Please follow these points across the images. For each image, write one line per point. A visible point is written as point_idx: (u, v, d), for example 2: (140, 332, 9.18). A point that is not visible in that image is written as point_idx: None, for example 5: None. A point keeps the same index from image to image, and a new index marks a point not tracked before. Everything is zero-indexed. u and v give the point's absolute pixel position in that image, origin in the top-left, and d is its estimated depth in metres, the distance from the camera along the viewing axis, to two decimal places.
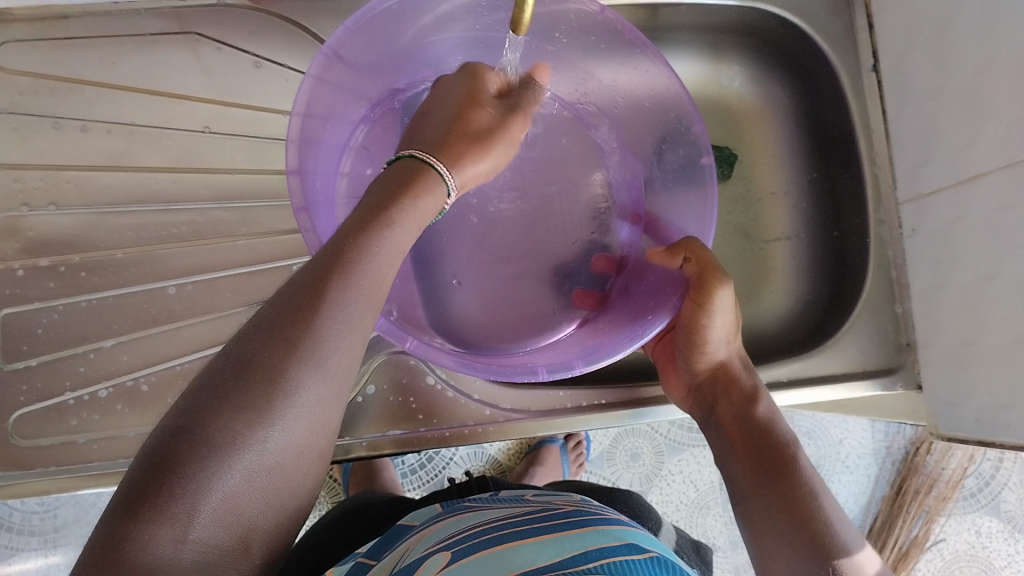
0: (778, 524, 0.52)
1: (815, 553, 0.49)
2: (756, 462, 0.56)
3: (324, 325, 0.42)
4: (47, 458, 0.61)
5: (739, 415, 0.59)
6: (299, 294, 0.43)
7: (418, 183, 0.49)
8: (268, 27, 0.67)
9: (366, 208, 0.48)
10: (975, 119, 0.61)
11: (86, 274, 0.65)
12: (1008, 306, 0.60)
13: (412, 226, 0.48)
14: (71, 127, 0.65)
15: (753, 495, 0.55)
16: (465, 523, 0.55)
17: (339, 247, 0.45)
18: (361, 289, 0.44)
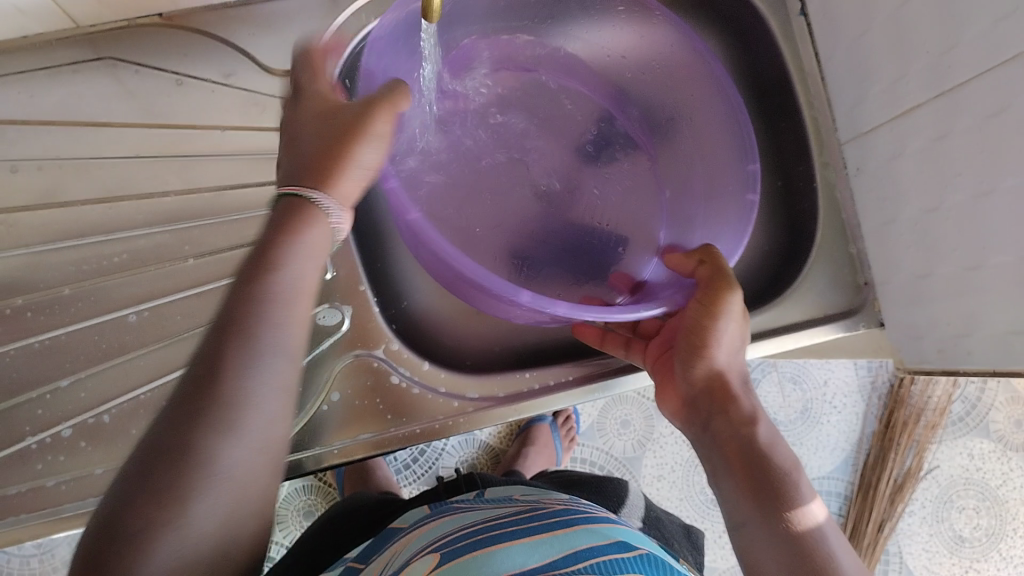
0: (772, 546, 0.48)
1: (797, 554, 0.48)
2: (748, 476, 0.52)
3: (235, 387, 0.41)
4: (13, 506, 0.58)
5: (737, 426, 0.54)
6: (199, 363, 0.42)
7: (309, 210, 0.47)
8: (181, 41, 0.67)
9: (268, 237, 0.46)
10: (901, 49, 0.60)
11: (33, 313, 0.63)
12: (956, 235, 0.60)
13: (307, 264, 0.47)
14: (1, 169, 0.64)
15: (741, 510, 0.51)
16: (453, 523, 0.56)
17: (236, 300, 0.44)
18: (268, 341, 0.43)
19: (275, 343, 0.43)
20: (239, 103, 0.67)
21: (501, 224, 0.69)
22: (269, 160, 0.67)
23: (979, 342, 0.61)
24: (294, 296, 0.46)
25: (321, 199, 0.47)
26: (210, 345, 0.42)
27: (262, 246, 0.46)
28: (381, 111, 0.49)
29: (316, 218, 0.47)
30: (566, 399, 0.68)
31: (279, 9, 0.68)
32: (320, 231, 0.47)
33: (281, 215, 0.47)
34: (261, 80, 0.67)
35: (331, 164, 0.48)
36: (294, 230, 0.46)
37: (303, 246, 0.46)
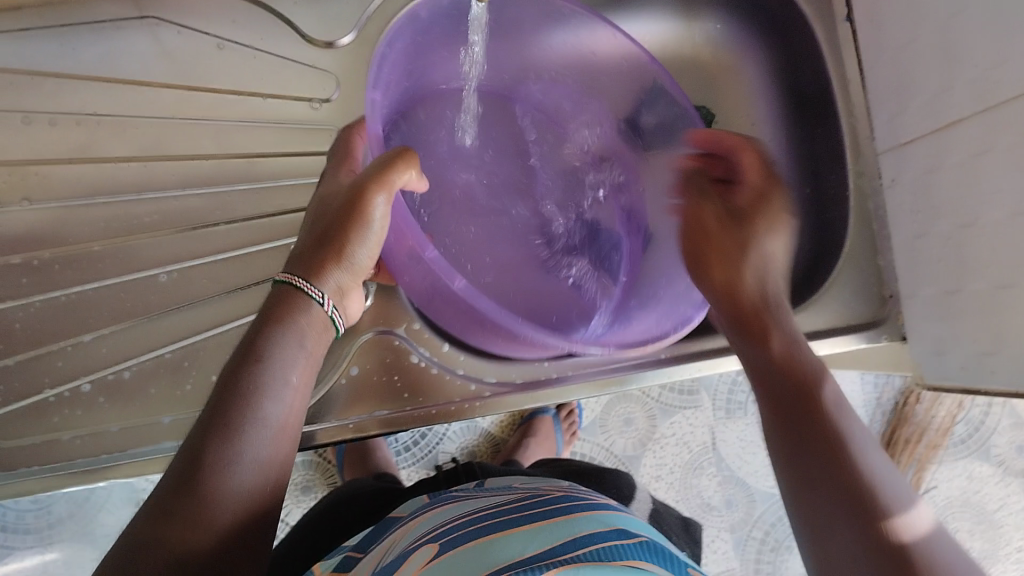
0: (847, 526, 0.44)
1: (878, 535, 0.43)
2: (821, 450, 0.48)
3: (221, 476, 0.43)
4: (29, 456, 0.59)
5: (780, 352, 0.55)
6: (191, 451, 0.44)
7: (294, 300, 0.51)
8: (223, 5, 0.66)
9: (260, 320, 0.50)
10: (948, 60, 0.60)
11: (61, 267, 0.63)
12: (989, 253, 0.59)
13: (295, 356, 0.49)
14: (40, 122, 0.64)
15: (811, 491, 0.47)
16: (453, 512, 0.55)
17: (226, 389, 0.46)
18: (257, 431, 0.45)
19: (263, 435, 0.46)
20: (277, 71, 0.67)
21: (512, 239, 0.68)
22: (305, 131, 0.67)
23: (1001, 361, 0.61)
24: (285, 387, 0.48)
25: (310, 288, 0.51)
26: (201, 430, 0.45)
27: (254, 336, 0.49)
28: (368, 195, 0.51)
29: (308, 302, 0.51)
30: (577, 392, 0.68)
31: None
32: (309, 317, 0.51)
33: (275, 299, 0.51)
34: (299, 50, 0.67)
35: (323, 249, 0.52)
36: (289, 315, 0.50)
37: (291, 334, 0.50)
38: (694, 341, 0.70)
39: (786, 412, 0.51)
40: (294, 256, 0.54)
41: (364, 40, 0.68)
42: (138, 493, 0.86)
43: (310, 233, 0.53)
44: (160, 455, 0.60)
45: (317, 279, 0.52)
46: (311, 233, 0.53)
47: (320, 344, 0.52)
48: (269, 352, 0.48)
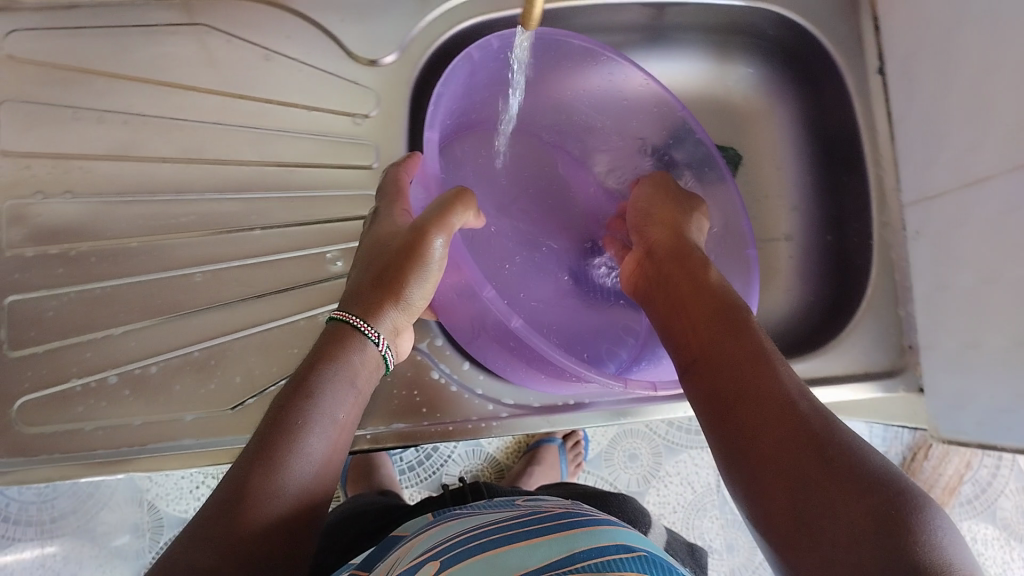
0: (804, 478, 0.40)
1: (850, 493, 0.38)
2: (769, 449, 0.42)
3: (268, 498, 0.44)
4: (49, 445, 0.62)
5: (710, 342, 0.49)
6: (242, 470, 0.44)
7: (348, 337, 0.52)
8: (272, 19, 0.68)
9: (315, 350, 0.52)
10: (980, 119, 0.61)
11: (96, 260, 0.65)
12: (1008, 310, 0.60)
13: (345, 391, 0.50)
14: (90, 118, 0.66)
15: (775, 510, 0.40)
16: (452, 530, 0.55)
17: (278, 415, 0.47)
18: (306, 461, 0.46)
19: (309, 463, 0.46)
20: (321, 85, 0.68)
21: (554, 277, 0.70)
22: (342, 144, 0.68)
23: (1017, 420, 0.60)
24: (333, 424, 0.49)
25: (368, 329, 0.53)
26: (251, 453, 0.45)
27: (307, 369, 0.50)
28: (431, 233, 0.52)
29: (363, 343, 0.52)
30: (593, 420, 0.68)
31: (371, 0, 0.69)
32: (363, 356, 0.52)
33: (331, 333, 0.52)
34: (342, 65, 0.68)
35: (379, 290, 0.53)
36: (343, 352, 0.51)
37: (344, 371, 0.51)
38: None
39: (728, 426, 0.45)
40: (349, 293, 0.55)
41: (407, 60, 0.69)
42: (142, 493, 0.87)
43: (368, 269, 0.54)
44: (179, 452, 0.62)
45: (374, 319, 0.53)
46: (369, 269, 0.54)
47: (369, 380, 0.53)
48: (321, 384, 0.49)
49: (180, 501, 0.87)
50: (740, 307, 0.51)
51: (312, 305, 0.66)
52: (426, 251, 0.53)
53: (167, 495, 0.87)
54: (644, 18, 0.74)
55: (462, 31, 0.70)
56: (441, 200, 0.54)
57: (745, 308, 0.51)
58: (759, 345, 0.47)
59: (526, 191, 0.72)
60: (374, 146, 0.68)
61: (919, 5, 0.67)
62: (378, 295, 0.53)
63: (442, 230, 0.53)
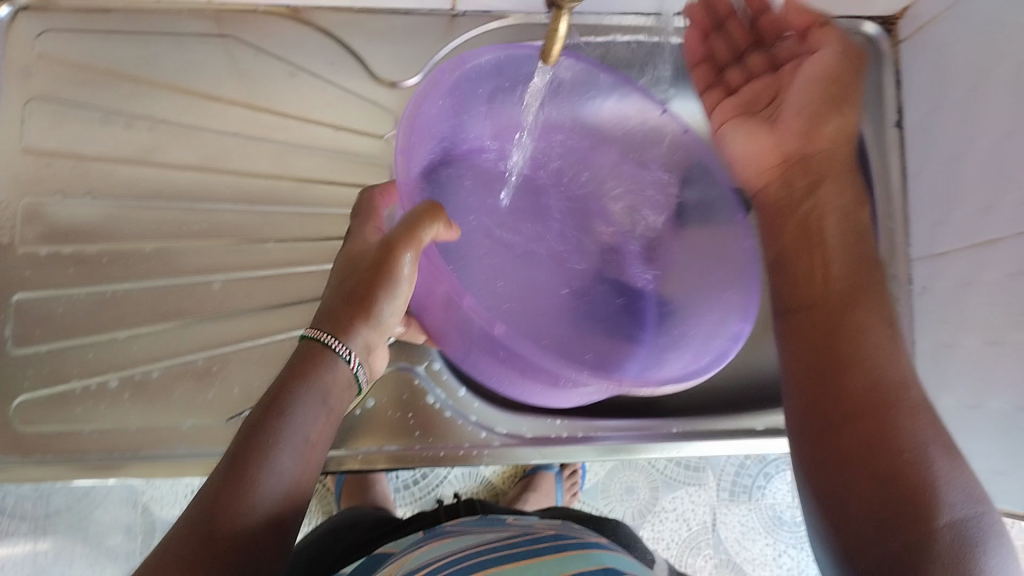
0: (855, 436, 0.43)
1: (885, 474, 0.41)
2: (840, 384, 0.45)
3: (237, 518, 0.44)
4: (43, 445, 0.62)
5: (784, 198, 0.54)
6: (211, 492, 0.45)
7: (316, 354, 0.51)
8: (300, 35, 0.69)
9: (287, 369, 0.51)
10: (995, 182, 0.61)
11: (107, 260, 0.66)
12: (1013, 373, 0.59)
13: (317, 409, 0.50)
14: (115, 123, 0.67)
15: (833, 457, 0.44)
16: (445, 548, 0.55)
17: (246, 436, 0.47)
18: (273, 482, 0.46)
19: (277, 482, 0.46)
20: (342, 104, 0.69)
21: (541, 287, 0.67)
22: (357, 163, 0.69)
23: (1015, 483, 0.60)
24: (305, 442, 0.49)
25: (339, 347, 0.51)
26: (219, 475, 0.45)
27: (278, 388, 0.49)
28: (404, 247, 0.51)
29: (335, 360, 0.51)
30: (586, 454, 0.68)
31: (397, 22, 0.70)
32: (335, 374, 0.51)
33: (298, 358, 0.51)
34: (364, 85, 0.69)
35: (350, 307, 0.52)
36: (312, 370, 0.50)
37: (317, 389, 0.50)
38: (707, 419, 0.70)
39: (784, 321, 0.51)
40: (315, 316, 0.54)
41: None
42: (137, 495, 0.87)
43: (336, 290, 0.53)
44: (170, 460, 0.62)
45: (342, 335, 0.51)
46: (337, 289, 0.53)
47: (344, 397, 0.52)
48: (290, 402, 0.48)
49: (174, 506, 0.87)
50: (819, 135, 0.54)
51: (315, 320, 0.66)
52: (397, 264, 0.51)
53: (163, 499, 0.87)
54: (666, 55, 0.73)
55: None
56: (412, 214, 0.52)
57: (820, 132, 0.54)
58: (831, 211, 0.52)
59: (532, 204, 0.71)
60: (389, 165, 0.69)
61: (942, 63, 0.67)
62: (344, 314, 0.52)
63: (415, 245, 0.51)
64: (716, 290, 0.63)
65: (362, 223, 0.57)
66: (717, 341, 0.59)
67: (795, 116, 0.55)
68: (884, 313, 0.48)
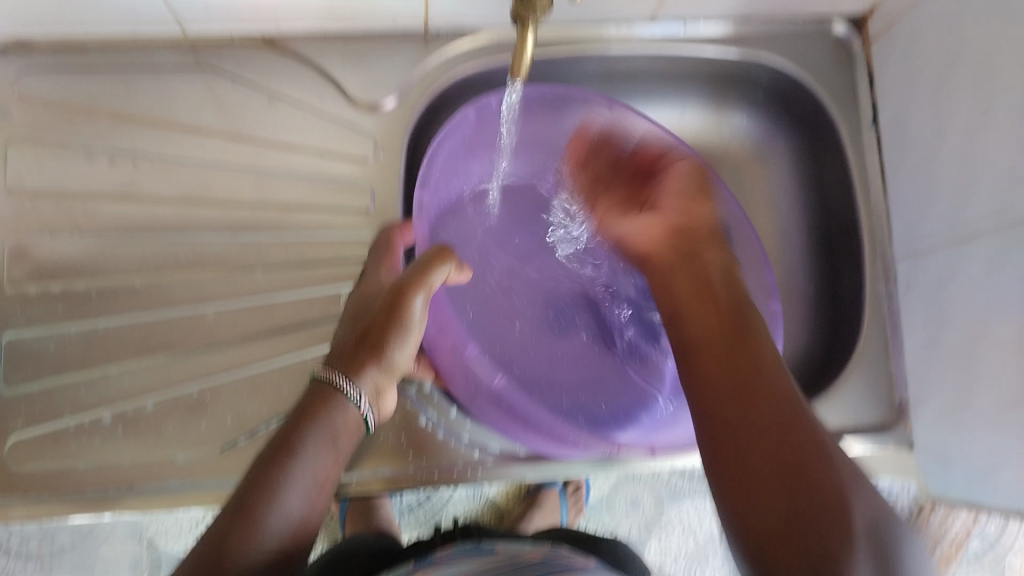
0: (747, 433, 0.45)
1: (788, 459, 0.43)
2: (741, 407, 0.46)
3: (244, 548, 0.47)
4: (38, 482, 0.62)
5: (681, 250, 0.60)
6: (225, 523, 0.48)
7: (325, 395, 0.55)
8: (279, 65, 0.70)
9: (296, 406, 0.55)
10: (969, 180, 0.62)
11: (96, 295, 0.66)
12: (997, 368, 0.60)
13: (326, 453, 0.54)
14: (101, 161, 0.68)
15: (732, 453, 0.45)
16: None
17: (257, 474, 0.51)
18: (280, 519, 0.50)
19: (283, 519, 0.50)
20: (324, 132, 0.70)
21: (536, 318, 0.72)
22: (341, 189, 0.70)
23: (1007, 479, 0.60)
24: (312, 482, 0.52)
25: (351, 389, 0.55)
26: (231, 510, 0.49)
27: (289, 431, 0.53)
28: (416, 290, 0.57)
29: (344, 402, 0.55)
30: (582, 467, 0.68)
31: (373, 48, 0.71)
32: (344, 415, 0.55)
33: (296, 405, 0.55)
34: (344, 111, 0.70)
35: (364, 348, 0.57)
36: (322, 413, 0.54)
37: (326, 431, 0.54)
38: None
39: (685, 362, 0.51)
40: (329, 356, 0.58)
41: (406, 107, 0.71)
42: (142, 530, 0.87)
43: (349, 334, 0.58)
44: (166, 494, 0.63)
45: (353, 374, 0.56)
46: (351, 332, 0.58)
47: (351, 439, 0.56)
48: (300, 444, 0.52)
49: (179, 539, 0.87)
50: (693, 214, 0.64)
51: (304, 346, 0.67)
52: (410, 304, 0.57)
53: (168, 532, 0.87)
54: (641, 66, 0.74)
55: (454, 79, 0.72)
56: (423, 259, 0.58)
57: (693, 215, 0.63)
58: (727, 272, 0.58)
59: (527, 235, 0.74)
60: (371, 190, 0.70)
61: (912, 65, 0.68)
62: (357, 354, 0.56)
63: (426, 288, 0.57)
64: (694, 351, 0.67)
65: (374, 271, 0.62)
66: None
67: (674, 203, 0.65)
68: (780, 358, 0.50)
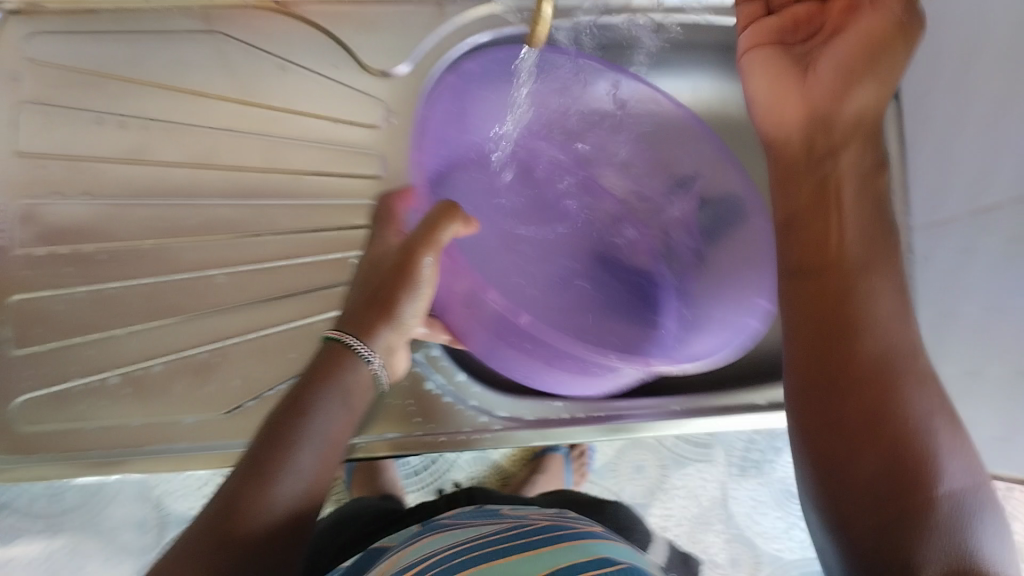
0: (851, 408, 0.48)
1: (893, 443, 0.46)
2: (837, 365, 0.49)
3: (258, 506, 0.48)
4: (47, 443, 0.63)
5: (818, 89, 0.52)
6: (240, 480, 0.49)
7: (337, 356, 0.55)
8: (289, 31, 0.69)
9: (310, 368, 0.55)
10: (991, 149, 0.61)
11: (104, 258, 0.66)
12: (1015, 339, 0.60)
13: (338, 411, 0.54)
14: (109, 123, 0.68)
15: (836, 424, 0.48)
16: (440, 542, 0.55)
17: (270, 432, 0.51)
18: (295, 476, 0.50)
19: (297, 477, 0.51)
20: (333, 96, 0.69)
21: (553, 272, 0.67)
22: (349, 153, 0.69)
23: None
24: (324, 440, 0.53)
25: (363, 349, 0.55)
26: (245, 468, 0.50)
27: (300, 390, 0.53)
28: (428, 249, 0.56)
29: (355, 362, 0.55)
30: (589, 434, 0.68)
31: (384, 13, 0.70)
32: (354, 375, 0.55)
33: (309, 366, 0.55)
34: (354, 75, 0.69)
35: (374, 309, 0.56)
36: (335, 372, 0.54)
37: (337, 390, 0.54)
38: (710, 395, 0.69)
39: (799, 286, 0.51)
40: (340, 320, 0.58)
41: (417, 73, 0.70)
42: (150, 489, 0.88)
43: (359, 295, 0.58)
44: (170, 454, 0.63)
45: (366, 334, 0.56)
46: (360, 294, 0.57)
47: (362, 397, 0.56)
48: (311, 401, 0.53)
49: (186, 500, 0.88)
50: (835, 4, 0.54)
51: (312, 312, 0.66)
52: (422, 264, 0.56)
53: (174, 493, 0.88)
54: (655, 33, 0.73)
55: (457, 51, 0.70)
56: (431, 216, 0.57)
57: (861, 26, 0.51)
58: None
59: (535, 192, 0.70)
60: (380, 155, 0.69)
61: None
62: (368, 315, 0.56)
63: (436, 248, 0.56)
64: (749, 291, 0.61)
65: (382, 232, 0.61)
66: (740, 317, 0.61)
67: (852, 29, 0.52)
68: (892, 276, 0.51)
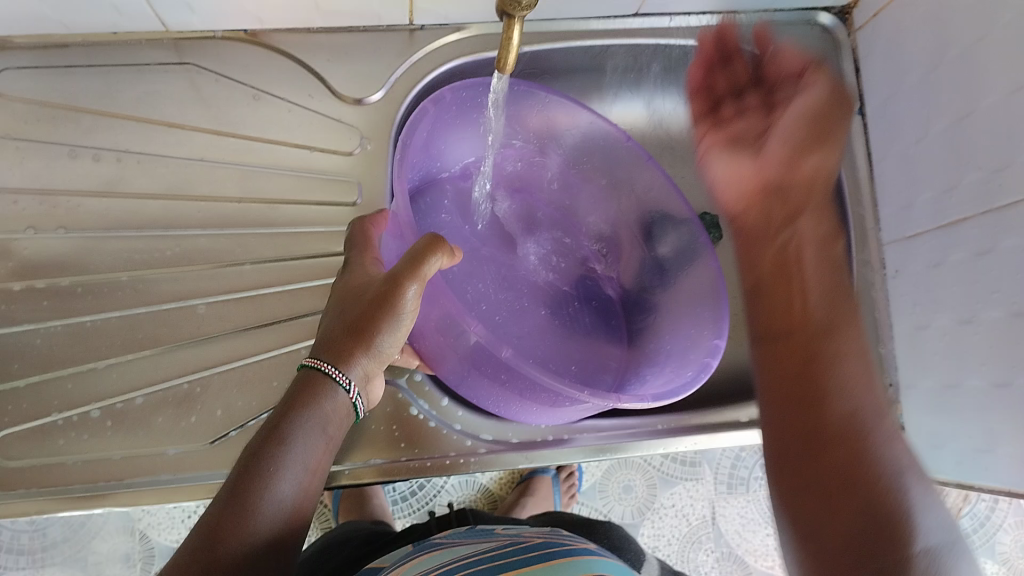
0: (822, 473, 0.44)
1: (855, 502, 0.43)
2: (807, 423, 0.46)
3: (240, 533, 0.47)
4: (28, 478, 0.62)
5: (772, 184, 0.56)
6: (220, 509, 0.48)
7: (314, 384, 0.54)
8: (264, 61, 0.70)
9: (287, 395, 0.54)
10: (955, 164, 0.62)
11: (82, 291, 0.66)
12: (986, 350, 0.60)
13: (316, 439, 0.53)
14: (86, 156, 0.68)
15: (810, 489, 0.45)
16: (434, 560, 0.55)
17: (249, 461, 0.50)
18: (276, 505, 0.49)
19: (278, 504, 0.49)
20: (310, 126, 0.70)
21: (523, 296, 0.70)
22: (328, 180, 0.69)
23: (998, 459, 0.61)
24: (303, 469, 0.52)
25: (341, 376, 0.54)
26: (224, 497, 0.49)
27: (278, 417, 0.53)
28: (411, 278, 0.54)
29: (334, 388, 0.54)
30: (575, 456, 0.68)
31: (358, 41, 0.71)
32: (334, 403, 0.54)
33: (285, 394, 0.55)
34: (330, 104, 0.70)
35: (351, 336, 0.54)
36: (313, 400, 0.53)
37: (316, 418, 0.53)
38: (693, 415, 0.70)
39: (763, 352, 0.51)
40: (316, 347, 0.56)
41: (391, 99, 0.71)
42: (134, 522, 0.86)
43: (337, 322, 0.55)
44: (157, 486, 0.62)
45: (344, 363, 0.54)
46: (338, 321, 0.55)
47: (340, 425, 0.56)
48: (290, 428, 0.52)
49: (171, 531, 0.87)
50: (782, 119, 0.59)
51: (293, 340, 0.66)
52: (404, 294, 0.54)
53: (160, 524, 0.87)
54: (627, 56, 0.74)
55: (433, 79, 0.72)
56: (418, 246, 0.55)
57: (801, 165, 0.57)
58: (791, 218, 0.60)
59: (509, 216, 0.74)
60: (359, 182, 0.70)
61: (896, 51, 0.68)
62: (345, 343, 0.54)
63: (422, 277, 0.54)
64: (702, 320, 0.64)
65: (358, 257, 0.58)
66: (696, 357, 0.62)
67: (779, 148, 0.58)
68: (859, 340, 0.50)
